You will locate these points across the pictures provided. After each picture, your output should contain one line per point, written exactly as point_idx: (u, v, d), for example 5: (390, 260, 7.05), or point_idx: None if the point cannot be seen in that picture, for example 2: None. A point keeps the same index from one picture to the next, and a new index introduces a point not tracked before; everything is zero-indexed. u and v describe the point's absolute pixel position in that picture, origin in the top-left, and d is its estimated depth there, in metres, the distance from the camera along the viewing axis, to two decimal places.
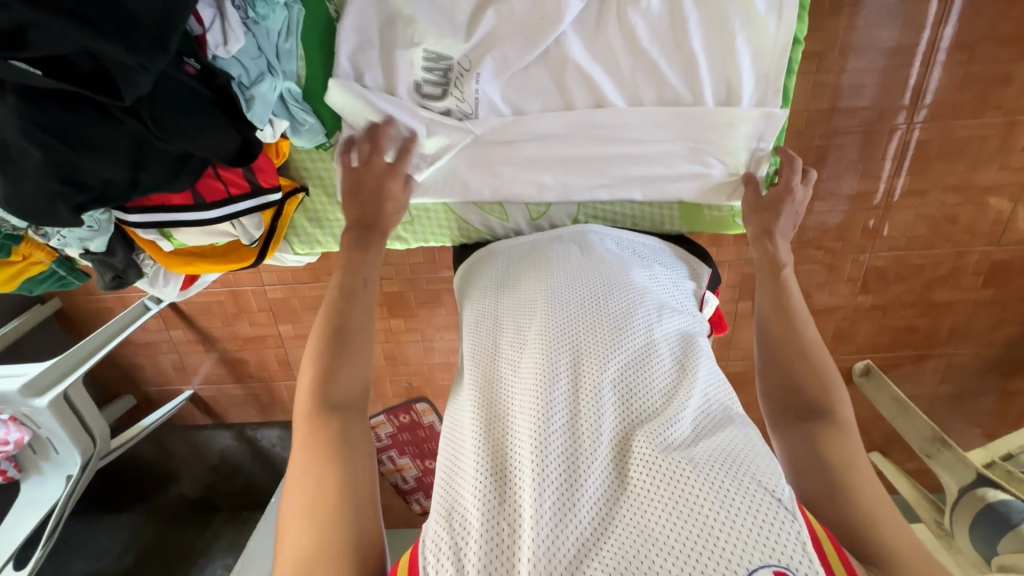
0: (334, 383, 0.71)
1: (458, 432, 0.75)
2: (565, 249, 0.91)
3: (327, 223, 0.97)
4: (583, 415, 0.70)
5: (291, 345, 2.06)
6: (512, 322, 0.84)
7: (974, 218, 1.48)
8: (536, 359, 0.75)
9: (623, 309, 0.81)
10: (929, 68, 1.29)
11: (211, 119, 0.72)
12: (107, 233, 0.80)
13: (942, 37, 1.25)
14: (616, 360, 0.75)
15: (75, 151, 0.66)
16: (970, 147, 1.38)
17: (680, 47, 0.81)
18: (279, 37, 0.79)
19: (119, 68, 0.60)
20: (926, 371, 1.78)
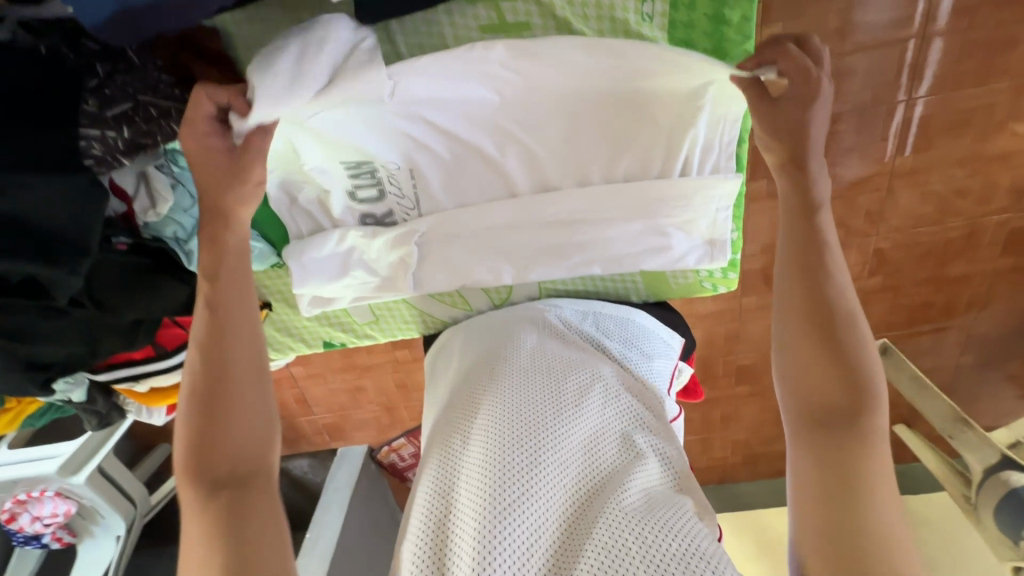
0: (222, 444, 0.65)
1: (415, 515, 0.76)
2: (522, 328, 0.89)
3: (296, 331, 0.99)
4: (536, 498, 0.70)
5: (305, 383, 2.25)
6: (466, 397, 0.84)
7: (986, 190, 1.36)
8: (488, 437, 0.75)
9: (577, 383, 0.81)
10: (928, 41, 1.15)
11: (155, 282, 0.74)
12: (84, 383, 0.83)
13: (941, 4, 1.11)
14: (570, 442, 0.76)
15: (25, 344, 0.68)
16: (977, 117, 1.26)
17: (620, 128, 0.79)
18: (211, 177, 0.78)
19: (47, 278, 0.61)
20: (948, 343, 1.69)
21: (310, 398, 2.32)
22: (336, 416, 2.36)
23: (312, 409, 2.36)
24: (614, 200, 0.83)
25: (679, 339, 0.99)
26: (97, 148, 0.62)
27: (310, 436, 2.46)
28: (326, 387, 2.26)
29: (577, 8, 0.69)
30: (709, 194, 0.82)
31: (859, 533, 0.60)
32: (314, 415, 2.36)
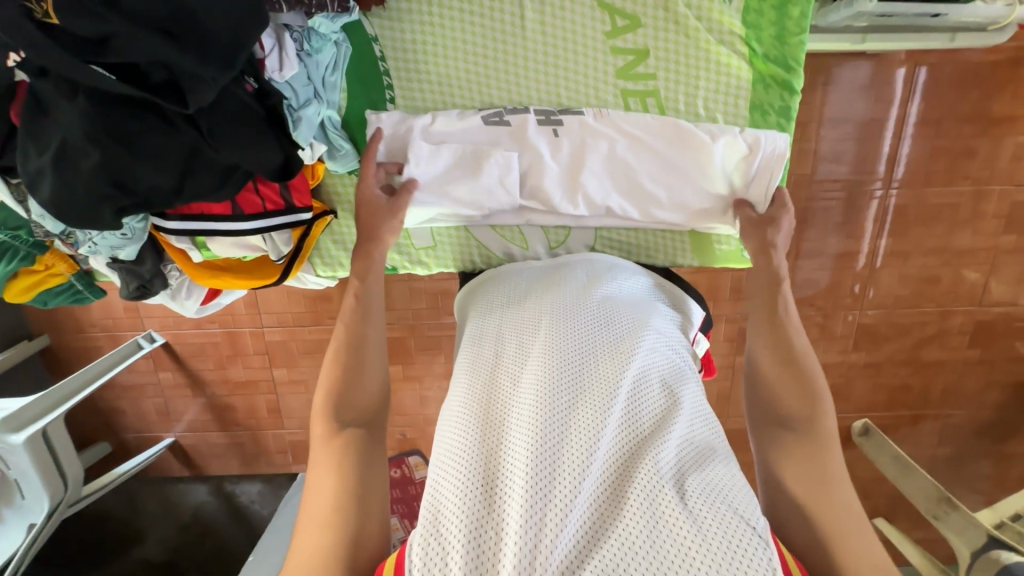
0: (345, 405, 0.78)
1: (441, 438, 0.69)
2: (570, 275, 0.87)
3: (351, 247, 1.00)
4: (579, 431, 0.64)
5: (283, 391, 2.01)
6: (508, 332, 0.78)
7: (954, 281, 1.53)
8: (536, 374, 0.69)
9: (627, 330, 0.76)
10: (900, 140, 1.42)
11: (262, 135, 0.77)
12: (139, 242, 0.82)
13: (909, 113, 1.40)
14: (621, 381, 0.69)
15: (128, 156, 0.70)
16: (944, 212, 1.48)
17: (695, 82, 0.90)
18: (326, 69, 0.85)
19: (190, 80, 0.65)
20: (924, 434, 1.70)
21: (286, 408, 2.04)
22: None
23: (284, 422, 2.06)
24: (671, 155, 0.91)
25: (701, 313, 0.95)
26: None
27: (270, 454, 2.11)
28: (304, 397, 2.01)
29: None
30: (753, 159, 0.90)
31: (834, 505, 0.72)
32: (284, 430, 2.06)
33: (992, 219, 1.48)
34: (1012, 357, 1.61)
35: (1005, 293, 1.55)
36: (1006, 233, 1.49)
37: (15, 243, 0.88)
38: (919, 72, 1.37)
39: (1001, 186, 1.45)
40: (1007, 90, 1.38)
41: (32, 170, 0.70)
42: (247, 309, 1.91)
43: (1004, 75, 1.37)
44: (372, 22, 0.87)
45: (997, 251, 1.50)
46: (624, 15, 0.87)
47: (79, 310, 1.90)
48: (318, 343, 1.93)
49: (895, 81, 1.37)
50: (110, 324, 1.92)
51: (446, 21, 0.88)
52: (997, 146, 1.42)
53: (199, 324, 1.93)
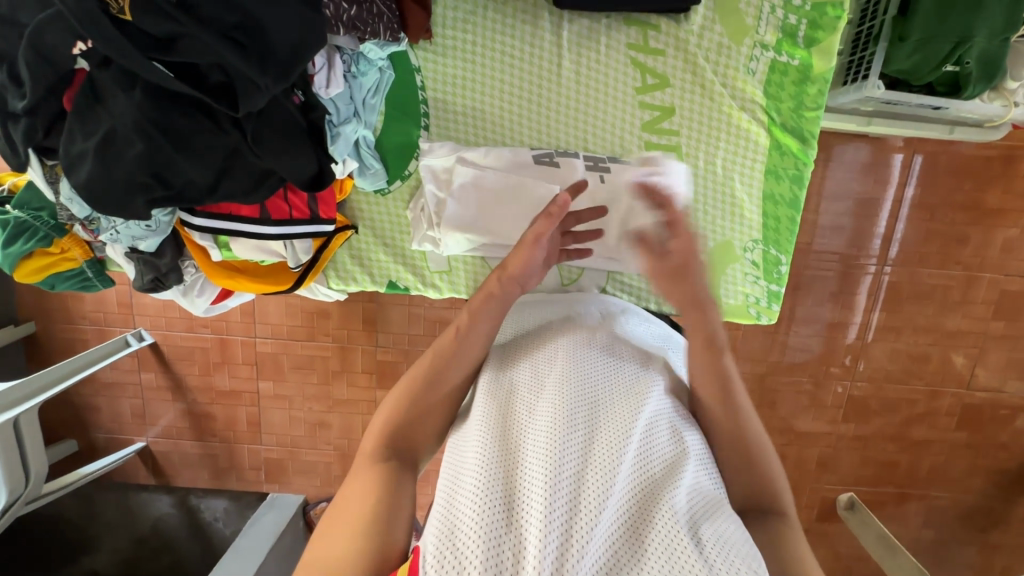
0: (405, 429, 0.75)
1: (454, 460, 0.68)
2: (585, 314, 0.89)
3: (368, 264, 1.01)
4: (596, 467, 0.63)
5: (266, 405, 1.96)
6: (524, 362, 0.78)
7: (943, 361, 1.56)
8: (554, 404, 0.69)
9: (642, 373, 0.77)
10: (896, 219, 1.48)
11: (302, 146, 0.79)
12: (162, 234, 0.83)
13: (905, 196, 1.47)
14: (636, 422, 0.70)
15: (172, 149, 0.72)
16: (936, 293, 1.52)
17: (717, 141, 0.95)
18: (368, 92, 0.88)
19: (246, 87, 0.68)
20: (909, 514, 1.69)
21: (266, 422, 1.98)
22: (285, 451, 1.99)
23: (261, 438, 1.99)
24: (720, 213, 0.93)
25: None
26: (330, 10, 0.76)
27: (243, 470, 2.02)
28: (286, 414, 1.96)
29: (711, 47, 0.91)
30: None
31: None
32: (261, 446, 2.00)
33: (982, 304, 1.52)
34: (998, 444, 1.62)
35: (993, 379, 1.57)
36: (995, 319, 1.53)
37: (34, 223, 0.88)
38: (916, 160, 1.45)
39: (991, 274, 1.50)
40: (998, 184, 1.45)
41: (74, 153, 0.72)
42: (242, 317, 1.89)
43: (996, 171, 1.45)
44: (417, 55, 0.92)
45: (986, 336, 1.54)
46: (654, 74, 0.93)
47: (71, 301, 1.88)
48: (310, 359, 1.91)
49: (893, 165, 1.45)
50: (100, 318, 1.89)
51: (487, 61, 0.93)
52: (988, 236, 1.48)
53: (191, 327, 1.90)
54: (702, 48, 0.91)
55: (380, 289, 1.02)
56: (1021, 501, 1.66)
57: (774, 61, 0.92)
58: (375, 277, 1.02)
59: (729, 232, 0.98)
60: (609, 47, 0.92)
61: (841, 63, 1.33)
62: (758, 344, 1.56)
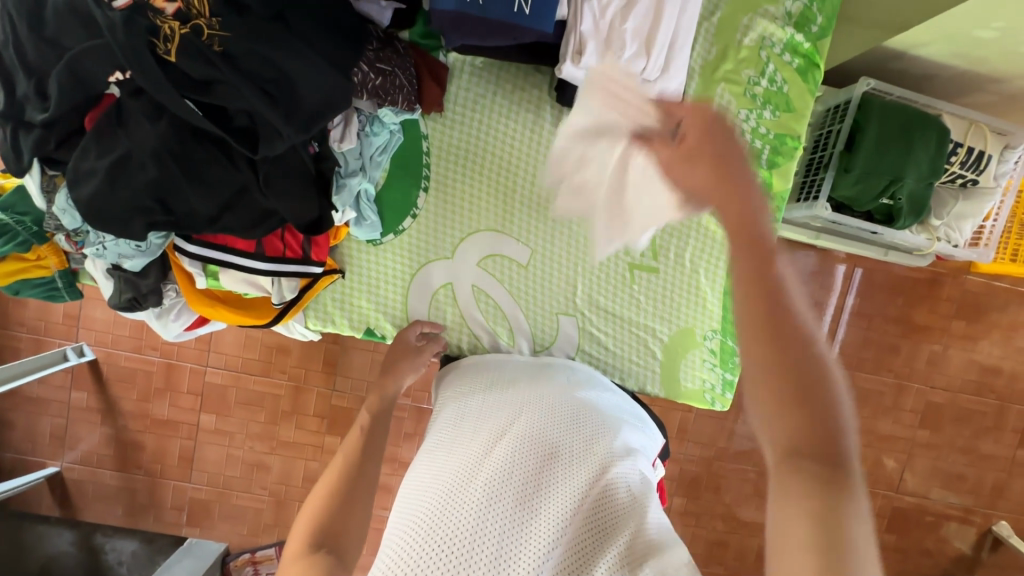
0: (333, 521, 0.72)
1: (407, 512, 0.69)
2: (553, 376, 0.91)
3: (349, 308, 1.03)
4: (541, 524, 0.64)
5: (204, 440, 1.85)
6: (486, 414, 0.81)
7: (876, 462, 1.66)
8: (506, 459, 0.71)
9: (599, 432, 0.79)
10: (837, 324, 1.63)
11: (307, 191, 0.83)
12: (150, 256, 0.83)
13: (845, 304, 1.62)
14: (588, 478, 0.70)
15: (183, 179, 0.75)
16: (870, 397, 1.65)
17: (687, 237, 1.04)
18: (377, 150, 0.94)
19: (268, 131, 0.74)
20: None
21: (200, 458, 1.86)
22: (215, 492, 1.86)
23: (191, 475, 1.86)
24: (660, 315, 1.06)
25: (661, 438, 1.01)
26: (357, 79, 0.82)
27: (163, 509, 1.87)
28: (224, 451, 1.86)
29: None
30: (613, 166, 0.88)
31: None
32: (189, 484, 1.86)
33: (910, 412, 1.65)
34: (924, 550, 1.69)
35: (919, 485, 1.67)
36: (921, 427, 1.66)
37: (17, 227, 0.87)
38: (855, 273, 1.62)
39: (918, 385, 1.64)
40: (924, 304, 1.63)
41: (82, 169, 0.74)
42: (196, 344, 1.82)
43: (922, 292, 1.63)
44: (426, 123, 1.00)
45: (913, 442, 1.66)
46: None
47: (13, 306, 1.78)
48: (260, 395, 1.84)
49: (835, 276, 1.61)
50: (39, 327, 1.79)
51: (490, 138, 1.01)
52: (915, 349, 1.64)
53: (138, 348, 1.82)
54: None
55: (356, 335, 1.04)
56: None
57: None
58: (353, 321, 1.04)
59: (692, 320, 1.07)
60: None
61: (795, 182, 1.50)
62: (708, 428, 1.62)
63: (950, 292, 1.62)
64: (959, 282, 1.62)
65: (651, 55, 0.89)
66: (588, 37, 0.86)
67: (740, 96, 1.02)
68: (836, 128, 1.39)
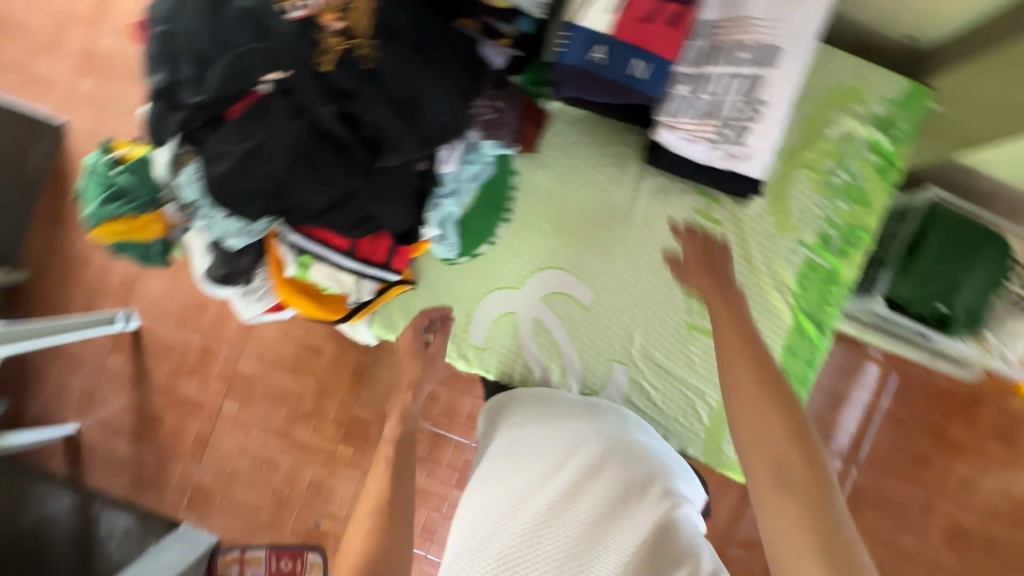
0: (375, 551, 0.77)
1: (470, 542, 0.78)
2: (604, 416, 0.91)
3: (413, 320, 1.07)
4: None
5: (221, 426, 1.86)
6: (537, 455, 0.84)
7: None
8: (556, 513, 0.77)
9: (650, 486, 0.79)
10: (867, 422, 1.61)
11: (408, 203, 0.88)
12: (249, 238, 0.88)
13: (878, 404, 1.62)
14: (637, 539, 0.73)
15: (305, 173, 0.81)
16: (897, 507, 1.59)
17: (748, 307, 1.07)
18: (471, 177, 1.00)
19: (392, 141, 0.79)
20: None
21: (213, 444, 1.87)
22: (220, 481, 1.85)
23: (200, 459, 1.86)
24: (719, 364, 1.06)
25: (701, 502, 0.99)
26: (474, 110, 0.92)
27: (166, 489, 1.86)
28: (237, 441, 1.86)
29: (759, 231, 1.07)
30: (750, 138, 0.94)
31: None
32: (196, 469, 1.86)
33: (939, 531, 1.58)
34: None
35: None
36: (950, 550, 1.58)
37: (136, 191, 0.94)
38: (890, 375, 1.62)
39: (949, 503, 1.58)
40: (960, 420, 1.60)
41: (219, 150, 0.81)
42: (236, 330, 1.86)
43: (961, 407, 1.60)
44: (518, 162, 1.07)
45: (939, 565, 1.58)
46: (709, 238, 1.07)
47: (76, 265, 1.85)
48: (285, 392, 1.85)
49: (866, 373, 1.63)
50: (94, 288, 1.85)
51: (574, 185, 1.07)
52: (948, 465, 1.59)
53: (181, 324, 1.86)
54: (752, 229, 1.07)
55: (414, 345, 1.07)
56: None
57: (809, 258, 1.07)
58: None
59: None
60: (676, 204, 1.07)
61: None
62: None
63: (993, 412, 1.59)
64: (1003, 403, 1.59)
65: (745, 133, 0.93)
66: (690, 107, 0.92)
67: (817, 182, 1.06)
68: (897, 230, 1.43)
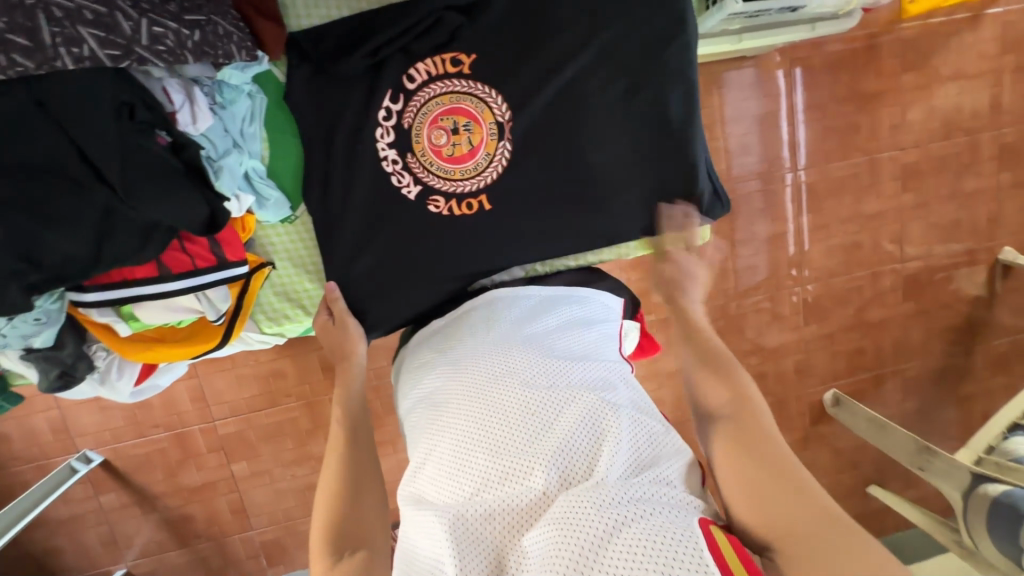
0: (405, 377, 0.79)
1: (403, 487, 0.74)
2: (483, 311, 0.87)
3: (295, 296, 0.98)
4: (490, 481, 0.65)
5: (246, 486, 1.64)
6: (483, 395, 0.72)
7: (874, 241, 1.72)
8: (453, 440, 0.70)
9: (544, 370, 0.74)
10: (796, 127, 1.62)
11: (179, 188, 0.76)
12: (56, 324, 0.79)
13: (797, 103, 1.60)
14: (537, 444, 0.66)
15: (35, 222, 0.68)
16: (848, 184, 1.68)
17: None
18: (244, 121, 0.85)
19: (75, 120, 0.67)
20: (890, 393, 1.85)
21: (253, 504, 1.66)
22: (282, 528, 1.68)
23: (251, 522, 1.67)
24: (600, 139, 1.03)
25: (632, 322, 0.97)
26: (169, 39, 0.69)
27: (242, 562, 1.70)
28: (272, 489, 1.64)
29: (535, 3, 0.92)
30: None
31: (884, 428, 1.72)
32: (253, 531, 1.67)
33: (890, 181, 1.69)
34: (943, 304, 1.80)
35: (921, 251, 1.75)
36: (905, 191, 1.70)
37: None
38: (795, 73, 1.58)
39: (889, 151, 1.66)
40: (871, 72, 1.61)
41: None
42: (193, 401, 1.56)
43: (869, 57, 1.60)
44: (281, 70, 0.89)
45: (902, 209, 1.71)
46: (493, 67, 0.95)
47: None
48: (279, 427, 1.60)
49: (778, 82, 1.58)
50: (36, 453, 1.54)
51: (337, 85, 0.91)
52: (885, 114, 1.64)
53: (140, 430, 1.57)
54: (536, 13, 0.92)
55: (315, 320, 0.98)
56: (978, 337, 1.84)
57: None
58: (306, 308, 0.98)
59: None
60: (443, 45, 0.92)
61: None
62: (709, 269, 1.68)
63: (889, 48, 1.60)
64: (895, 34, 1.59)
65: None
66: None
67: None
68: None
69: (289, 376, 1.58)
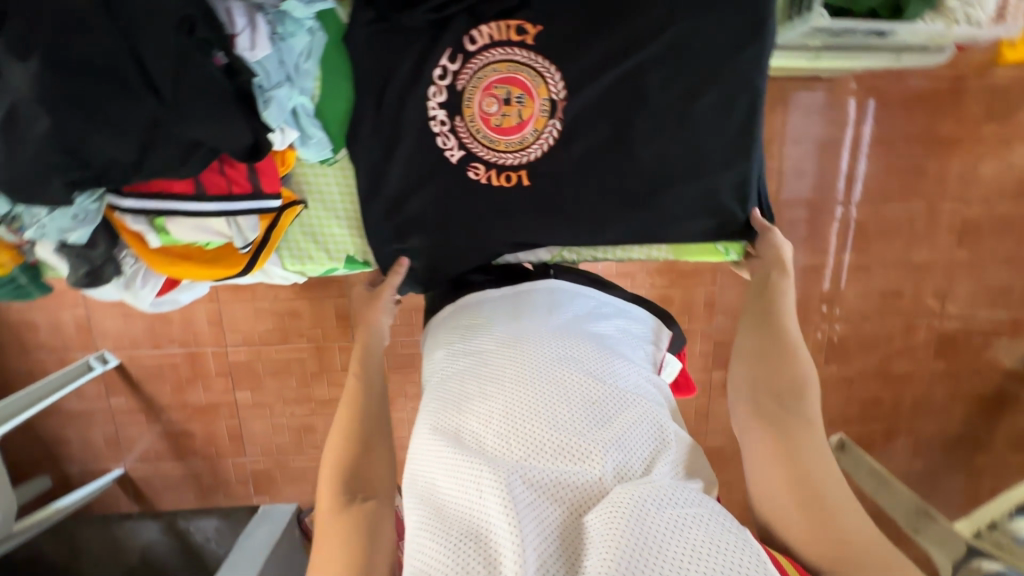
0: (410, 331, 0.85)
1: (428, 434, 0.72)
2: (536, 297, 0.87)
3: (322, 239, 0.99)
4: (545, 453, 0.65)
5: (246, 415, 1.68)
6: (548, 373, 0.73)
7: (915, 292, 1.65)
8: (505, 406, 0.70)
9: (602, 367, 0.76)
10: (856, 159, 1.55)
11: (229, 108, 0.77)
12: (91, 225, 0.81)
13: (863, 135, 1.53)
14: (594, 431, 0.67)
15: (86, 121, 0.70)
16: (901, 228, 1.60)
17: None
18: (301, 56, 0.84)
19: (138, 31, 0.70)
20: (899, 449, 1.79)
21: (250, 433, 1.70)
22: (271, 461, 1.73)
23: (245, 450, 1.71)
24: None
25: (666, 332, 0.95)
26: None
27: (230, 485, 1.75)
28: (269, 422, 1.69)
29: None
30: None
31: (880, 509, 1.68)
32: (245, 458, 1.72)
33: (946, 233, 1.60)
34: (976, 370, 1.71)
35: (962, 312, 1.67)
36: (960, 247, 1.61)
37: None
38: (867, 103, 1.51)
39: (952, 202, 1.58)
40: (951, 115, 1.52)
41: None
42: (210, 324, 1.61)
43: (951, 100, 1.51)
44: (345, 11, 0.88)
45: (953, 264, 1.63)
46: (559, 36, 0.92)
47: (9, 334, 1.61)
48: (286, 364, 1.64)
49: (847, 109, 1.51)
50: (58, 344, 1.61)
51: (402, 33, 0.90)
52: (955, 163, 1.55)
53: (157, 341, 1.62)
54: None
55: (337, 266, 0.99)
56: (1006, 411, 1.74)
57: None
58: (331, 253, 0.99)
59: None
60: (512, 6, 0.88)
61: None
62: (737, 288, 1.63)
63: (976, 94, 1.50)
64: (986, 80, 1.49)
65: None
66: None
67: None
68: None
69: (303, 317, 1.61)
